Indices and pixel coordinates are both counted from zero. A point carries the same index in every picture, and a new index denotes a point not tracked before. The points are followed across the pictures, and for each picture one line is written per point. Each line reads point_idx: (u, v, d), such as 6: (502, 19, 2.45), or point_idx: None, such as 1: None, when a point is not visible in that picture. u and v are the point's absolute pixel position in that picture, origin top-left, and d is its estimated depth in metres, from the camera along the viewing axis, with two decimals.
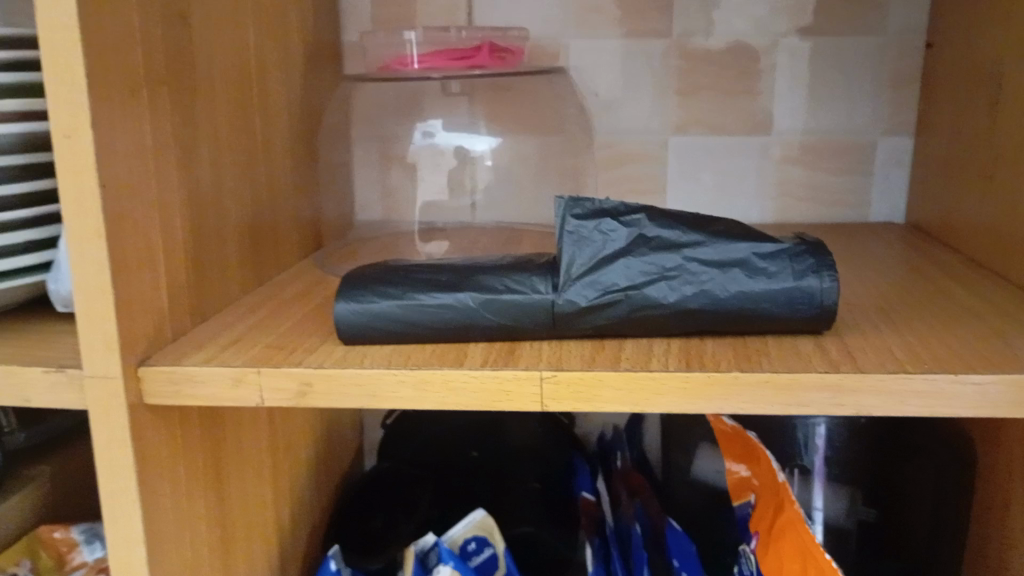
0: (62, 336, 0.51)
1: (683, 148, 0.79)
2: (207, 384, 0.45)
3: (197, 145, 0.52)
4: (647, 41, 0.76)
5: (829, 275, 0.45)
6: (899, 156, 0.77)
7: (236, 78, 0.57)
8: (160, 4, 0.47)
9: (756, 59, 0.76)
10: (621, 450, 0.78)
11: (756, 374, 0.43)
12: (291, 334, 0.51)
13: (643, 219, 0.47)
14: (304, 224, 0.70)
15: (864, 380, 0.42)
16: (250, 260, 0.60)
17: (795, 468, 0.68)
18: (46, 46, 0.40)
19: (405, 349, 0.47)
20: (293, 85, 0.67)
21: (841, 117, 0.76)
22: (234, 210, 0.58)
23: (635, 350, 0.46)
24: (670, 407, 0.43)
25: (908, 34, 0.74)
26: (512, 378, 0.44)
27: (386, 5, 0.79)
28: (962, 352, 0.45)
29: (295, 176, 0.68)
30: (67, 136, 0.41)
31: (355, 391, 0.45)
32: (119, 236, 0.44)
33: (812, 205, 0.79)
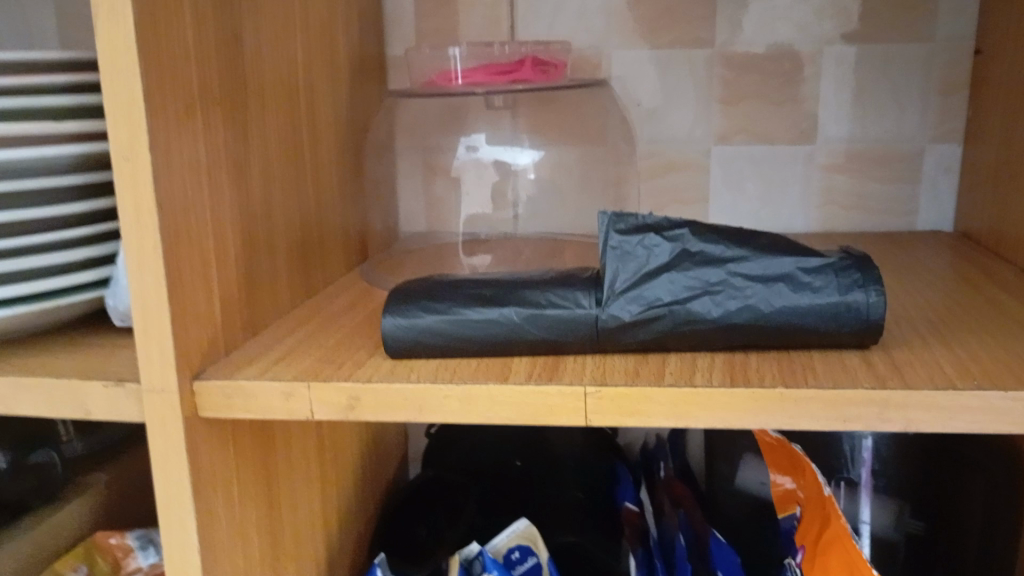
0: (120, 350, 0.52)
1: (727, 158, 0.78)
2: (259, 398, 0.46)
3: (249, 163, 0.54)
4: (690, 51, 0.76)
5: (875, 289, 0.45)
6: (948, 164, 0.76)
7: (286, 96, 0.59)
8: (214, 27, 0.49)
9: (801, 67, 0.75)
10: (664, 459, 0.78)
11: (802, 390, 0.42)
12: (339, 347, 0.52)
13: (687, 233, 0.47)
14: (351, 237, 0.71)
15: (912, 396, 0.42)
16: (299, 274, 0.61)
17: (841, 481, 0.67)
18: (106, 73, 0.41)
19: (450, 363, 0.48)
20: (340, 100, 0.68)
21: (888, 124, 0.75)
22: (284, 225, 0.59)
23: (679, 364, 0.46)
24: (715, 423, 0.43)
25: (957, 39, 0.73)
26: (557, 393, 0.44)
27: (429, 20, 0.80)
28: (1014, 367, 0.44)
29: (342, 189, 0.69)
30: (126, 159, 0.43)
31: (401, 405, 0.45)
32: (175, 255, 0.45)
33: (859, 213, 0.78)
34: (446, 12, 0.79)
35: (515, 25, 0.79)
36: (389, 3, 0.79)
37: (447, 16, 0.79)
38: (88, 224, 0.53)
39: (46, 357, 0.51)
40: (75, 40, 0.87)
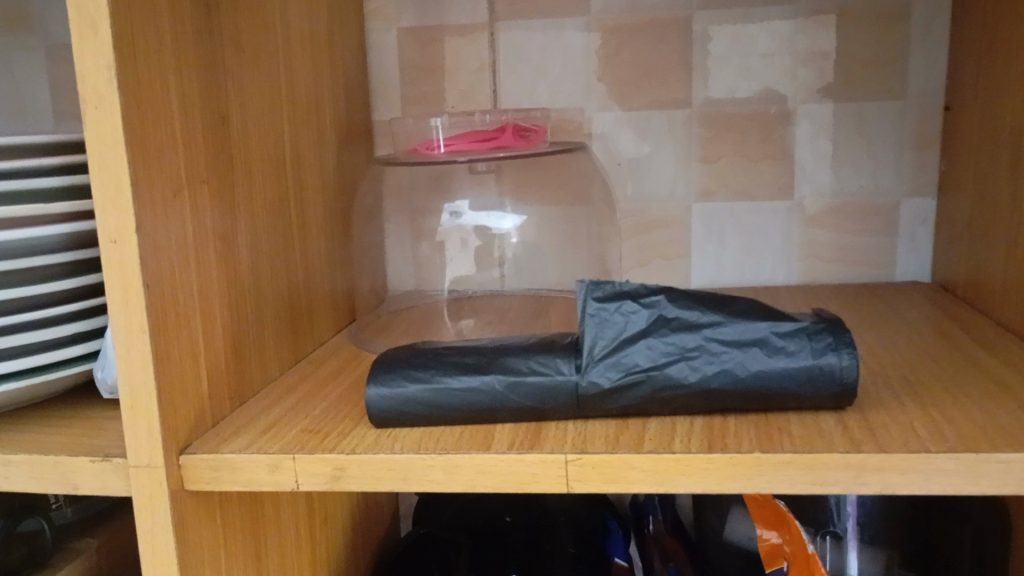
0: (109, 423, 0.53)
1: (708, 213, 0.80)
2: (244, 469, 0.47)
3: (236, 234, 0.55)
4: (669, 111, 0.78)
5: (848, 352, 0.46)
6: (924, 217, 0.77)
7: (273, 167, 0.60)
8: (200, 107, 0.50)
9: (777, 125, 0.77)
10: (652, 514, 0.81)
11: (779, 455, 0.43)
12: (324, 416, 0.52)
13: (663, 299, 0.48)
14: (338, 299, 0.72)
15: (887, 459, 0.42)
16: (287, 340, 0.62)
17: (827, 535, 0.66)
18: (95, 158, 0.43)
19: (434, 432, 0.48)
20: (327, 167, 0.70)
21: (864, 179, 0.77)
22: (272, 293, 0.60)
23: (659, 429, 0.47)
24: (694, 489, 0.44)
25: (928, 97, 0.75)
26: (538, 461, 0.45)
27: (414, 86, 0.82)
28: (989, 428, 0.44)
29: (330, 253, 0.70)
30: (113, 241, 0.44)
31: (385, 475, 0.46)
32: (162, 331, 0.46)
33: (840, 266, 0.79)
34: (431, 78, 0.81)
35: (498, 89, 0.81)
36: (375, 70, 0.82)
37: (431, 82, 0.81)
38: (78, 300, 0.54)
39: (36, 432, 0.52)
40: (68, 111, 0.89)
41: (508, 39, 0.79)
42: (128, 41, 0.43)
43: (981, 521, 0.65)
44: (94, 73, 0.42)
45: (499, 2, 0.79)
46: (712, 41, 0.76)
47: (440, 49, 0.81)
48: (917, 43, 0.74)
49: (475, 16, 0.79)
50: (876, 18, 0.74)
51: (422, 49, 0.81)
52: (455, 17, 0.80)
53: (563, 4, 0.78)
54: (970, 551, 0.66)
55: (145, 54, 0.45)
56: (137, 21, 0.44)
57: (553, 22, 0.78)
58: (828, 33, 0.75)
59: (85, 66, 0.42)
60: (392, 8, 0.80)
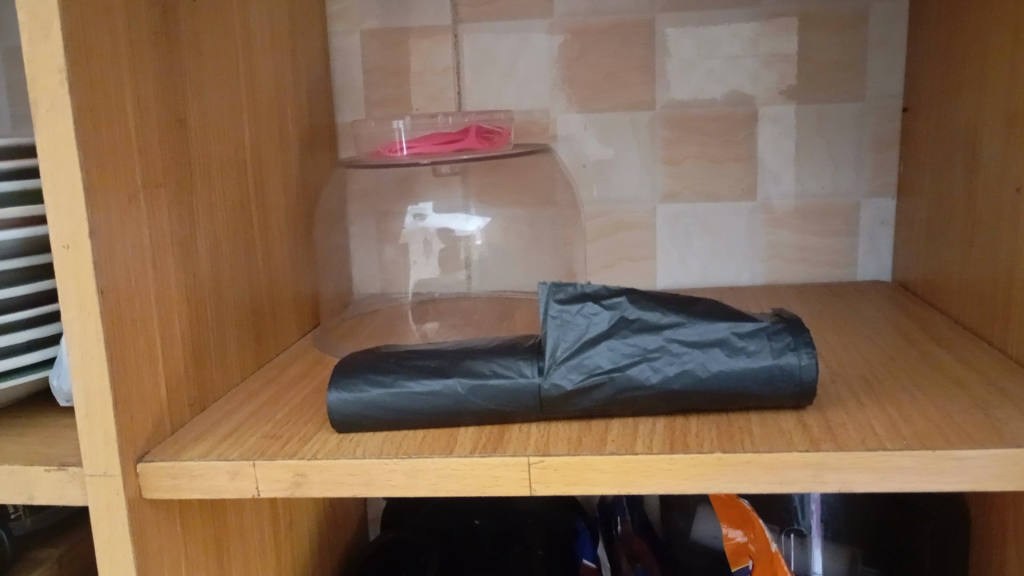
0: (66, 431, 0.52)
1: (672, 215, 0.80)
2: (204, 476, 0.46)
3: (195, 238, 0.54)
4: (633, 113, 0.79)
5: (807, 351, 0.46)
6: (884, 217, 0.78)
7: (233, 170, 0.59)
8: (156, 110, 0.49)
9: (740, 126, 0.78)
10: (621, 514, 0.81)
11: (740, 455, 0.43)
12: (286, 421, 0.52)
13: (624, 302, 0.49)
14: (302, 302, 0.71)
15: (845, 457, 0.43)
16: (249, 345, 0.61)
17: (791, 533, 0.67)
18: (48, 161, 0.42)
19: (396, 436, 0.48)
20: (290, 170, 0.69)
21: (825, 180, 0.78)
22: (233, 297, 0.59)
23: (621, 431, 0.47)
24: (656, 490, 0.44)
25: (886, 99, 0.76)
26: (500, 464, 0.44)
27: (379, 89, 0.81)
28: (945, 426, 0.45)
29: (293, 257, 0.69)
30: (67, 246, 0.43)
31: (347, 480, 0.45)
32: (118, 337, 0.45)
33: (802, 266, 0.80)
34: (396, 81, 0.81)
35: (463, 92, 0.81)
36: (339, 73, 0.81)
37: (396, 85, 0.81)
38: (33, 306, 0.53)
39: None
40: (25, 113, 0.87)
41: (473, 41, 0.79)
42: (81, 42, 0.42)
43: (942, 521, 0.65)
44: (46, 75, 0.41)
45: (463, 5, 0.79)
46: (675, 44, 0.77)
47: (405, 52, 0.80)
48: (876, 45, 0.75)
49: (440, 19, 0.79)
50: (836, 21, 0.75)
51: (386, 52, 0.81)
52: (419, 20, 0.79)
53: (527, 6, 0.78)
54: (931, 549, 0.66)
55: (99, 57, 0.44)
56: (90, 22, 0.43)
57: (517, 24, 0.78)
58: (789, 35, 0.75)
59: (36, 68, 0.41)
60: (356, 10, 0.80)
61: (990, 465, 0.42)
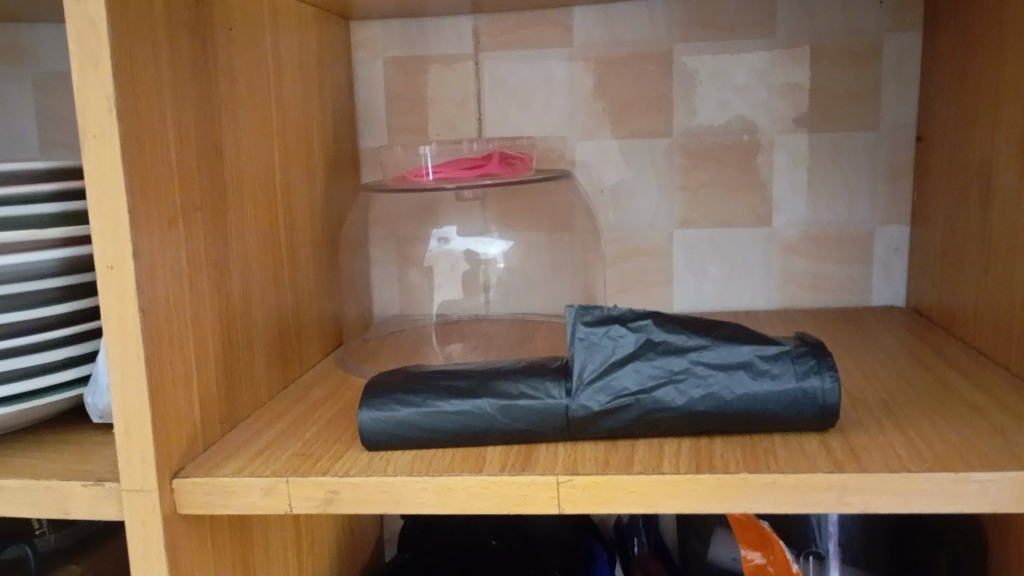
0: (100, 448, 0.53)
1: (689, 240, 0.82)
2: (238, 493, 0.47)
3: (228, 260, 0.55)
4: (651, 141, 0.80)
5: (830, 375, 0.47)
6: (898, 244, 0.79)
7: (264, 193, 0.61)
8: (195, 134, 0.51)
9: (756, 154, 0.79)
10: (637, 536, 0.82)
11: (765, 476, 0.44)
12: (316, 440, 0.53)
13: (650, 324, 0.50)
14: (326, 323, 0.72)
15: (868, 479, 0.43)
16: (276, 365, 0.62)
17: (810, 556, 0.66)
18: (95, 186, 0.43)
19: (426, 455, 0.49)
20: (316, 193, 0.71)
21: (840, 207, 0.79)
22: (262, 317, 0.60)
23: (647, 451, 0.48)
24: (682, 510, 0.45)
25: (899, 128, 0.77)
26: (529, 483, 0.45)
27: (401, 116, 0.83)
28: (966, 450, 0.46)
29: (318, 278, 0.71)
30: (111, 267, 0.44)
31: (379, 498, 0.46)
32: (156, 356, 0.46)
33: (817, 292, 0.81)
34: (417, 107, 0.83)
35: (483, 120, 0.82)
36: (362, 100, 0.83)
37: (418, 112, 0.83)
38: (71, 324, 0.54)
39: (28, 457, 0.52)
40: (54, 137, 0.89)
41: (493, 69, 0.81)
42: (128, 71, 0.44)
43: (957, 542, 0.65)
44: (95, 103, 0.43)
45: (485, 34, 0.80)
46: (692, 73, 0.78)
47: (427, 79, 0.82)
48: (889, 76, 0.76)
49: (461, 47, 0.81)
50: (850, 53, 0.76)
51: (409, 80, 0.82)
52: (442, 49, 0.81)
53: (546, 36, 0.80)
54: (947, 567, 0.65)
55: (145, 85, 0.45)
56: (136, 52, 0.45)
57: (538, 53, 0.80)
58: (803, 66, 0.77)
59: (85, 96, 0.43)
60: (380, 39, 0.82)
61: (1012, 488, 0.43)
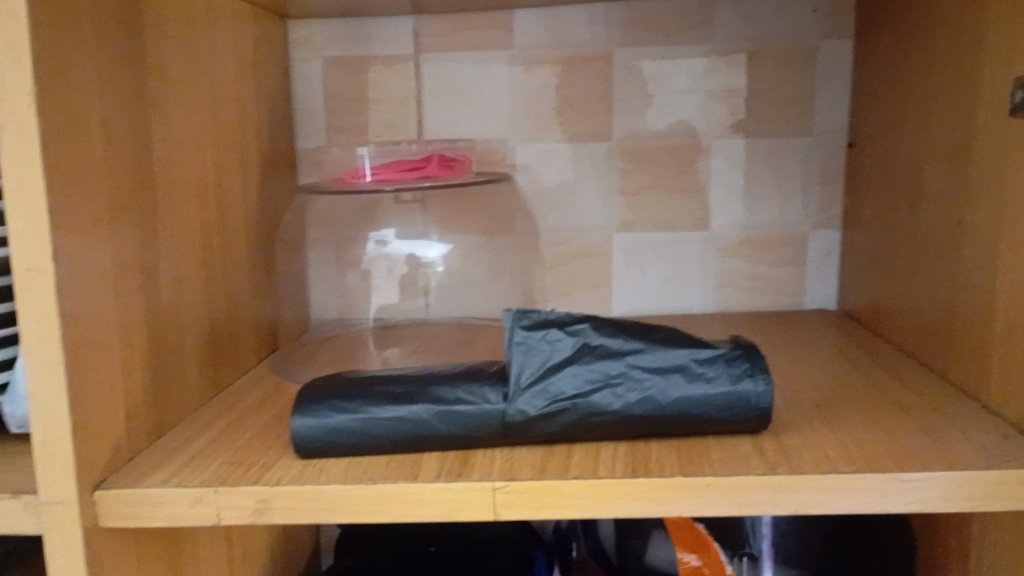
0: (19, 459, 0.51)
1: (628, 244, 0.82)
2: (165, 503, 0.46)
3: (157, 261, 0.54)
4: (591, 144, 0.80)
5: (763, 378, 0.48)
6: (830, 248, 0.81)
7: (195, 193, 0.59)
8: (122, 133, 0.49)
9: (693, 158, 0.80)
10: (576, 540, 0.82)
11: (700, 479, 0.44)
12: (248, 447, 0.51)
13: (587, 329, 0.50)
14: (260, 327, 0.71)
15: (800, 480, 0.44)
16: (207, 370, 0.61)
17: (744, 556, 0.66)
18: (14, 186, 0.41)
19: (361, 462, 0.48)
20: (250, 194, 0.69)
21: (774, 211, 0.81)
22: (193, 321, 0.59)
23: (583, 455, 0.48)
24: (617, 513, 0.45)
25: (831, 134, 0.79)
26: (466, 489, 0.45)
27: (339, 116, 0.82)
28: (893, 449, 0.47)
29: (252, 280, 0.69)
30: (30, 270, 0.42)
31: (312, 506, 0.45)
32: (78, 363, 0.45)
33: (753, 295, 0.82)
34: (356, 108, 0.81)
35: (423, 121, 0.81)
36: (300, 99, 0.81)
37: (357, 112, 0.81)
38: None
39: None
40: None
41: (433, 70, 0.80)
42: (50, 66, 0.42)
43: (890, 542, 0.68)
44: (13, 100, 0.41)
45: (424, 35, 0.80)
46: (630, 76, 0.79)
47: (366, 79, 0.81)
48: (822, 83, 0.78)
49: (401, 48, 0.80)
50: (785, 60, 0.78)
51: (348, 80, 0.81)
52: (381, 49, 0.80)
53: (487, 38, 0.79)
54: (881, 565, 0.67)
55: (68, 81, 0.44)
56: (59, 46, 0.43)
57: (477, 55, 0.80)
58: (740, 72, 0.78)
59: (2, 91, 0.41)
60: (318, 38, 0.80)
61: (938, 487, 0.44)
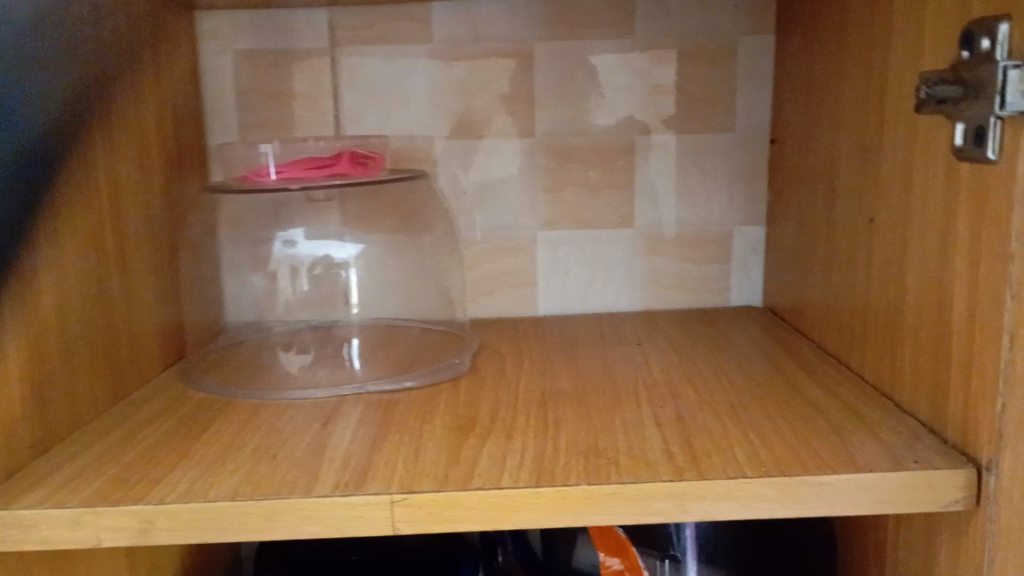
0: None
1: (553, 242, 0.81)
2: (37, 525, 0.43)
3: (37, 267, 0.50)
4: (513, 140, 0.78)
5: None
6: (754, 244, 0.81)
7: (84, 194, 0.56)
8: None
9: (617, 154, 0.79)
10: (503, 545, 0.80)
11: (604, 487, 0.43)
12: (135, 462, 0.49)
13: None
14: (165, 331, 0.68)
15: (706, 486, 0.43)
16: (101, 381, 0.57)
17: (667, 559, 0.63)
18: None
19: (254, 478, 0.46)
20: (151, 193, 0.66)
21: (699, 208, 0.80)
22: (83, 327, 0.55)
23: (488, 465, 0.46)
24: (522, 525, 0.43)
25: (754, 131, 0.78)
26: (362, 503, 0.43)
27: (251, 111, 0.78)
28: (801, 451, 0.46)
29: (156, 283, 0.66)
30: None
31: (197, 526, 0.43)
32: None
33: (679, 292, 0.82)
34: (270, 104, 0.78)
35: (340, 116, 0.79)
36: (210, 95, 0.78)
37: (270, 107, 0.78)
38: None
39: None
40: None
41: (349, 65, 0.78)
42: None
43: (802, 532, 0.67)
44: None
45: (339, 28, 0.77)
46: (551, 71, 0.77)
47: (280, 73, 0.78)
48: (743, 79, 0.77)
49: (316, 41, 0.77)
50: (707, 55, 0.77)
51: (259, 74, 0.78)
52: (294, 41, 0.77)
53: (403, 32, 0.77)
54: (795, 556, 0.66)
55: None
56: None
57: (394, 49, 0.77)
58: (662, 67, 0.77)
59: None
60: (226, 30, 0.77)
61: (844, 490, 0.43)
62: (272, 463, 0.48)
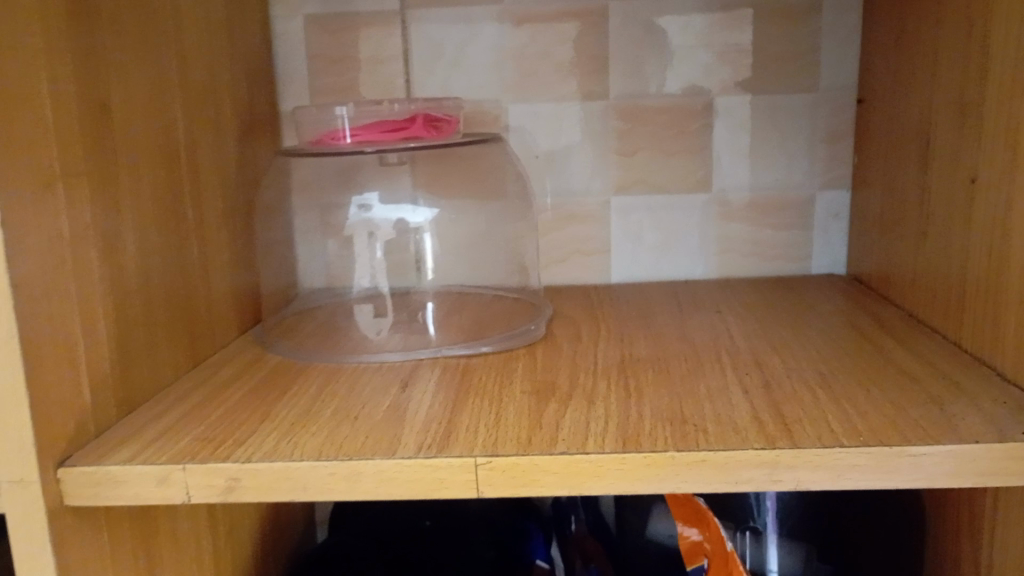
0: None
1: (627, 207, 0.79)
2: (128, 482, 0.43)
3: (121, 228, 0.51)
4: (587, 103, 0.77)
5: None
6: (837, 209, 0.78)
7: (164, 157, 0.56)
8: (79, 90, 0.46)
9: (693, 117, 0.76)
10: (575, 514, 0.79)
11: (693, 454, 0.42)
12: (219, 422, 0.49)
13: None
14: (241, 294, 0.68)
15: (799, 455, 0.41)
16: (182, 342, 0.58)
17: (747, 531, 0.63)
18: None
19: (337, 439, 0.46)
20: (227, 158, 0.66)
21: (778, 172, 0.77)
22: (164, 289, 0.56)
23: (572, 430, 0.45)
24: (606, 491, 0.42)
25: (838, 91, 0.75)
26: (445, 466, 0.42)
27: (323, 77, 0.78)
28: (899, 421, 0.44)
29: (232, 246, 0.66)
30: None
31: (281, 486, 0.43)
32: (33, 336, 0.42)
33: (756, 259, 0.79)
34: (342, 69, 0.78)
35: (411, 81, 0.78)
36: (283, 61, 0.78)
37: (341, 72, 0.78)
38: None
39: None
40: None
41: (419, 29, 0.77)
42: None
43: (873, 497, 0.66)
44: None
45: None
46: (625, 32, 0.75)
47: (351, 38, 0.77)
48: (828, 37, 0.74)
49: (387, 4, 0.76)
50: (789, 13, 0.74)
51: (330, 39, 0.77)
52: (365, 5, 0.77)
53: None
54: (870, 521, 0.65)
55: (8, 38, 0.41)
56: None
57: (465, 12, 0.76)
58: (742, 26, 0.74)
59: None
60: None
61: (947, 461, 0.41)
62: (353, 425, 0.48)
